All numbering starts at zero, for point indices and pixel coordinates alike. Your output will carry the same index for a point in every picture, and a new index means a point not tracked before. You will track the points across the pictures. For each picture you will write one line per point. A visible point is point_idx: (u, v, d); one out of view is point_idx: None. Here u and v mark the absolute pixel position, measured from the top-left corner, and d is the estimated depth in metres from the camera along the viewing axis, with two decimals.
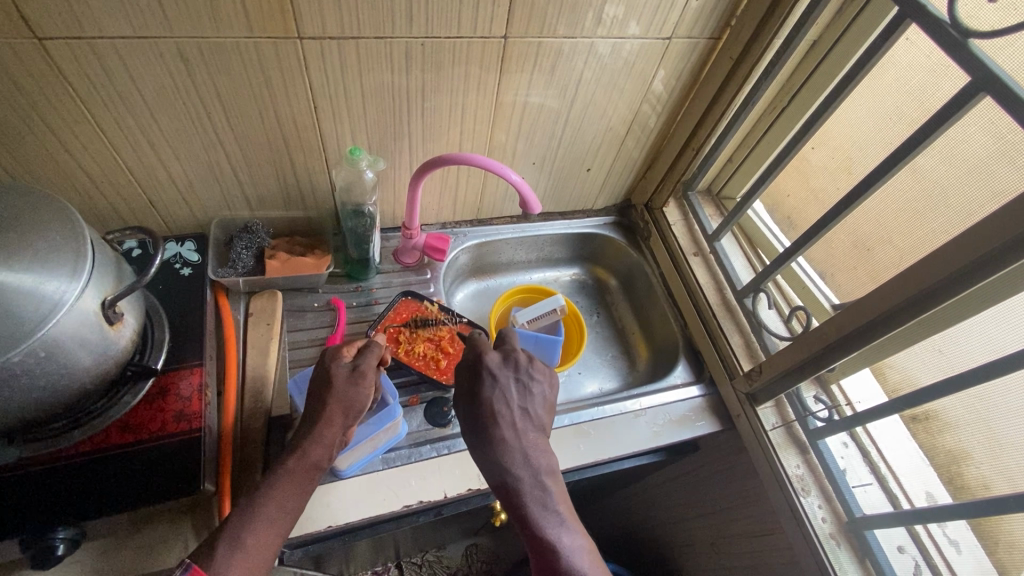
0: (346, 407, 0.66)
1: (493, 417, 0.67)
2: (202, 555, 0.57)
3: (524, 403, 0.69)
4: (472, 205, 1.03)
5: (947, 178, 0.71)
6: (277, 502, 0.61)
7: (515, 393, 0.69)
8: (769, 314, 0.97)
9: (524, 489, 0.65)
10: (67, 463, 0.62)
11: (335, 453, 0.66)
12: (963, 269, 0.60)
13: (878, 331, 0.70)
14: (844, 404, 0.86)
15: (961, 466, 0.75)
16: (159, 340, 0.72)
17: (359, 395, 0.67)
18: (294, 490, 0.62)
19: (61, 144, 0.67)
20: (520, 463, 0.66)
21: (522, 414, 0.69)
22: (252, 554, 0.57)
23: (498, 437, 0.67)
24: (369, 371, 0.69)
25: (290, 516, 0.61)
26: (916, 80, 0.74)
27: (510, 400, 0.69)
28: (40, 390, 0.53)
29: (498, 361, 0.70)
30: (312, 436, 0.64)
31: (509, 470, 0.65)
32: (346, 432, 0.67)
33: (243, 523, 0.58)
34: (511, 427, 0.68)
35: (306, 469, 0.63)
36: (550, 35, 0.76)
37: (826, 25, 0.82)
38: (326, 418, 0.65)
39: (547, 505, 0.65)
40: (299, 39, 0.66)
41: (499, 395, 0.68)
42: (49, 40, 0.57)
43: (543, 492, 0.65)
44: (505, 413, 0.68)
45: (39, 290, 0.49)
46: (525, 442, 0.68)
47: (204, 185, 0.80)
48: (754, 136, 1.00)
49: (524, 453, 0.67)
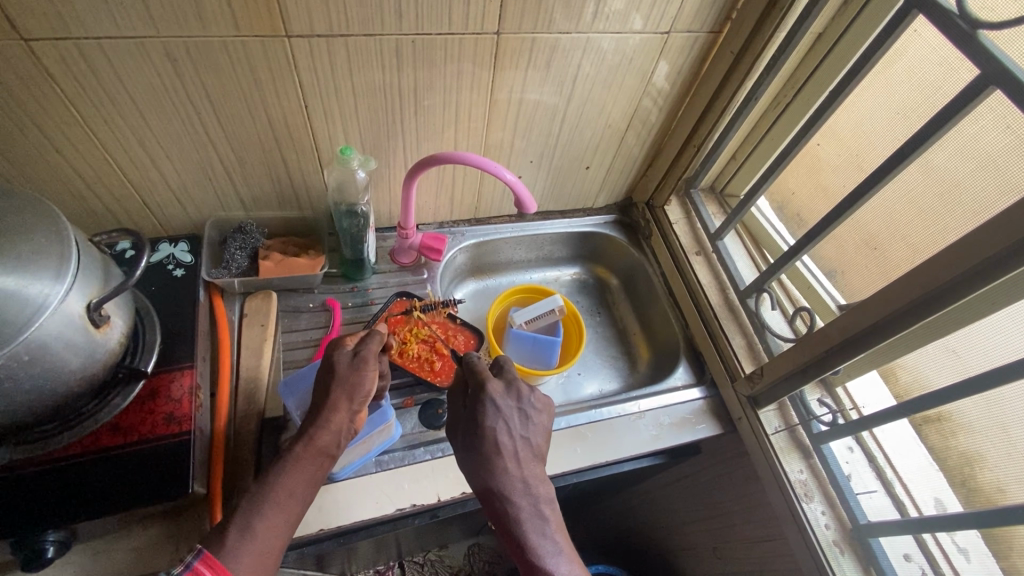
0: (349, 392, 0.66)
1: (496, 447, 0.66)
2: (212, 540, 0.56)
3: (525, 432, 0.69)
4: (469, 205, 1.02)
5: (958, 175, 0.69)
6: (285, 485, 0.60)
7: (516, 423, 0.69)
8: (773, 315, 0.95)
9: (523, 517, 0.64)
10: (55, 465, 0.62)
11: (343, 438, 0.65)
12: (969, 272, 0.57)
13: (881, 334, 0.68)
14: (850, 408, 0.84)
15: (974, 468, 0.72)
16: (151, 342, 0.71)
17: (362, 379, 0.67)
18: (304, 476, 0.61)
19: (51, 146, 0.67)
20: (519, 491, 0.65)
21: (523, 443, 0.68)
22: (261, 539, 0.56)
23: (499, 466, 0.65)
24: (371, 356, 0.68)
25: (300, 502, 0.60)
26: (925, 71, 0.71)
27: (512, 431, 0.68)
28: (26, 393, 0.53)
29: (501, 389, 0.69)
30: (318, 421, 0.63)
31: (507, 497, 0.64)
32: (353, 418, 0.66)
33: (253, 509, 0.57)
34: (513, 455, 0.67)
35: (315, 455, 0.62)
36: (544, 30, 0.75)
37: (830, 18, 0.80)
38: (332, 404, 0.64)
39: (545, 533, 0.64)
40: (287, 38, 0.65)
41: (502, 425, 0.67)
42: (34, 41, 0.57)
43: (542, 520, 0.65)
44: (508, 444, 0.67)
45: (21, 293, 0.49)
46: (526, 472, 0.67)
47: (197, 185, 0.79)
48: (758, 133, 0.97)
49: (524, 482, 0.66)
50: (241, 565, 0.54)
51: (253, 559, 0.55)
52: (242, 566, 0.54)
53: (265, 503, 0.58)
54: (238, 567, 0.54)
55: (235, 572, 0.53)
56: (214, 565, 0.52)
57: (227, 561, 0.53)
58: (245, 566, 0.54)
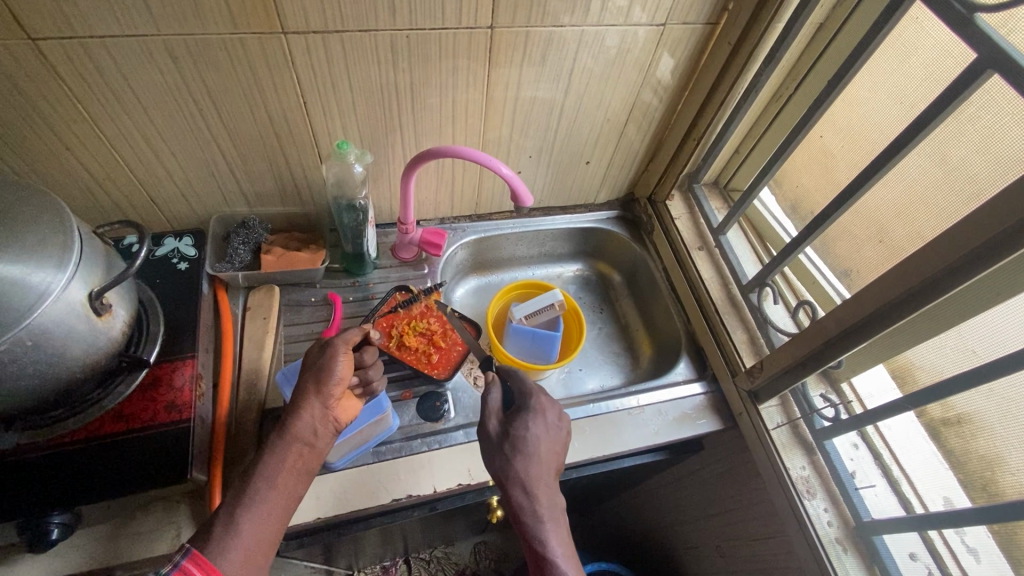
0: (317, 376, 0.66)
1: (537, 454, 0.68)
2: (199, 539, 0.56)
3: (559, 448, 0.71)
4: (470, 200, 1.03)
5: (958, 163, 0.67)
6: (266, 480, 0.60)
7: (555, 438, 0.71)
8: (776, 310, 0.94)
9: (545, 518, 0.65)
10: (62, 450, 0.64)
11: (320, 425, 0.65)
12: (966, 258, 0.56)
13: (880, 325, 0.67)
14: (852, 401, 0.82)
15: (995, 471, 0.67)
16: (154, 333, 0.73)
17: (328, 363, 0.66)
18: (284, 467, 0.61)
19: (61, 142, 0.70)
20: (545, 494, 0.66)
21: (557, 456, 0.70)
22: (246, 535, 0.56)
23: (535, 469, 0.67)
24: (338, 342, 0.68)
25: (286, 497, 0.61)
26: (924, 58, 0.70)
27: (552, 444, 0.70)
28: (30, 377, 0.55)
29: (548, 401, 0.73)
30: (291, 411, 0.64)
31: (534, 493, 0.66)
32: (326, 405, 0.65)
33: (236, 506, 0.58)
34: (548, 465, 0.68)
35: (291, 443, 0.62)
36: (537, 25, 0.75)
37: (831, 7, 0.79)
38: (302, 392, 0.65)
39: (561, 537, 0.65)
40: (283, 34, 0.66)
41: (545, 436, 0.69)
42: (42, 40, 0.59)
43: (559, 525, 0.66)
44: (546, 454, 0.69)
45: (25, 280, 0.51)
46: (553, 481, 0.68)
47: (201, 180, 0.82)
48: (760, 125, 0.96)
49: (551, 489, 0.67)
50: (228, 564, 0.54)
51: (241, 553, 0.55)
52: (230, 562, 0.54)
53: (252, 500, 0.58)
54: (227, 566, 0.54)
55: (223, 569, 0.54)
56: (203, 564, 0.52)
57: (217, 560, 0.54)
58: (234, 563, 0.55)
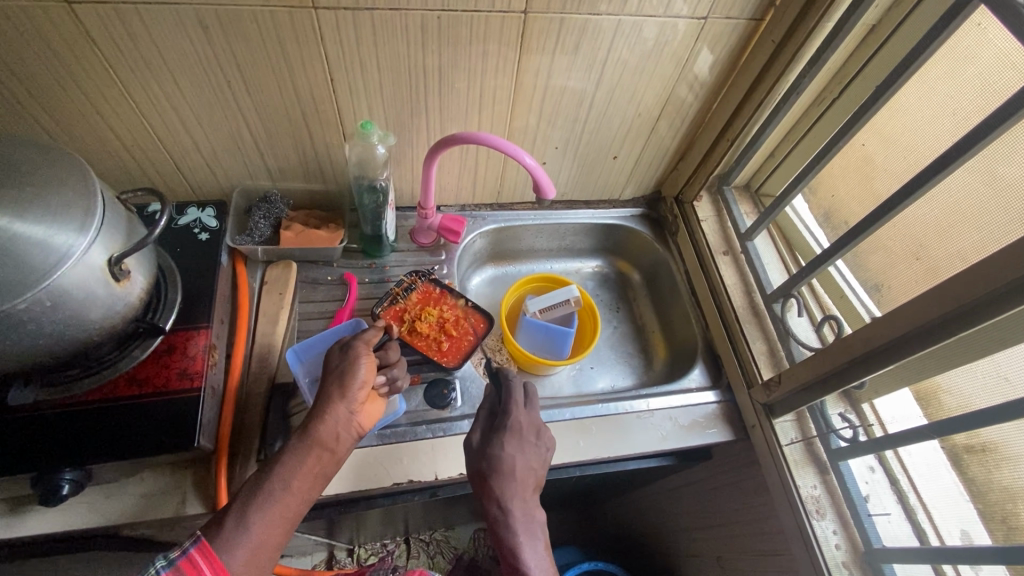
0: (341, 379, 0.66)
1: (510, 473, 0.70)
2: (212, 526, 0.58)
3: (533, 466, 0.72)
4: (492, 189, 1.02)
5: (1013, 182, 0.63)
6: (283, 481, 0.60)
7: (530, 456, 0.72)
8: (799, 322, 0.91)
9: (518, 531, 0.68)
10: (77, 408, 0.66)
11: (343, 428, 0.64)
12: (1012, 285, 0.53)
13: (909, 347, 0.64)
14: (873, 424, 0.78)
15: (1019, 505, 0.63)
16: (172, 301, 0.73)
17: (352, 367, 0.66)
18: (301, 470, 0.61)
19: (92, 106, 0.71)
20: (518, 510, 0.69)
21: (532, 472, 0.72)
22: (256, 537, 0.57)
23: (506, 487, 0.69)
24: (360, 346, 0.69)
25: (300, 500, 0.61)
26: (984, 68, 0.65)
27: (527, 462, 0.71)
28: (47, 337, 0.56)
29: (525, 421, 0.74)
30: (315, 414, 0.64)
31: (507, 508, 0.69)
32: (352, 410, 0.65)
33: (247, 505, 0.58)
34: (521, 480, 0.70)
35: (313, 446, 0.62)
36: (573, 11, 0.72)
37: (886, 8, 0.74)
38: (326, 395, 0.65)
39: (535, 547, 0.68)
40: (314, 9, 0.65)
41: (519, 455, 0.71)
42: (77, 4, 0.59)
43: (533, 536, 0.69)
44: (521, 471, 0.71)
45: (49, 241, 0.51)
46: (528, 495, 0.71)
47: (226, 152, 0.82)
48: (800, 129, 0.92)
49: (523, 503, 0.70)
50: (234, 561, 0.56)
51: (246, 553, 0.56)
52: (237, 560, 0.56)
53: (265, 499, 0.59)
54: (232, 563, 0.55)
55: (229, 565, 0.55)
56: (211, 561, 0.55)
57: (224, 556, 0.55)
58: (239, 560, 0.56)
